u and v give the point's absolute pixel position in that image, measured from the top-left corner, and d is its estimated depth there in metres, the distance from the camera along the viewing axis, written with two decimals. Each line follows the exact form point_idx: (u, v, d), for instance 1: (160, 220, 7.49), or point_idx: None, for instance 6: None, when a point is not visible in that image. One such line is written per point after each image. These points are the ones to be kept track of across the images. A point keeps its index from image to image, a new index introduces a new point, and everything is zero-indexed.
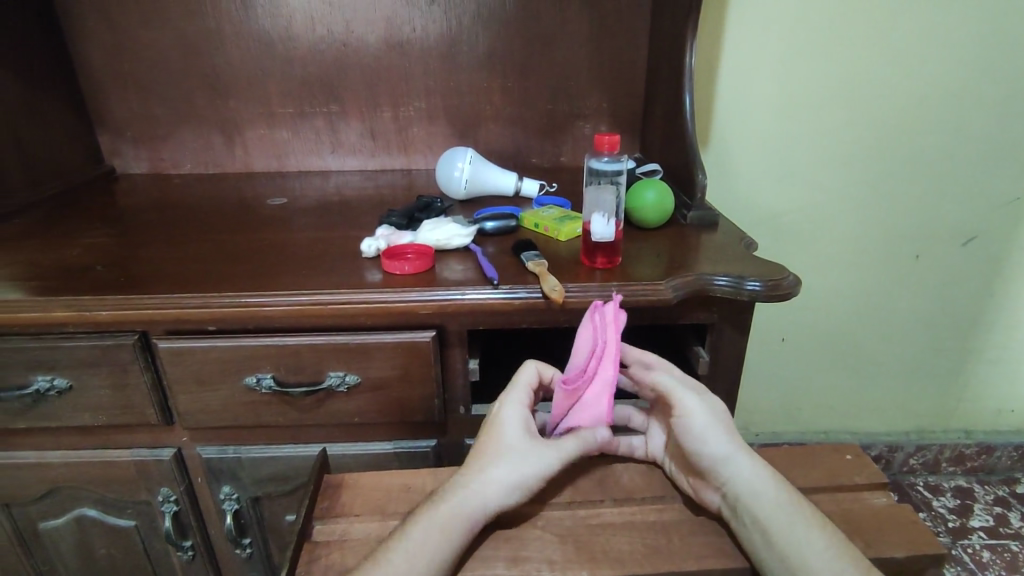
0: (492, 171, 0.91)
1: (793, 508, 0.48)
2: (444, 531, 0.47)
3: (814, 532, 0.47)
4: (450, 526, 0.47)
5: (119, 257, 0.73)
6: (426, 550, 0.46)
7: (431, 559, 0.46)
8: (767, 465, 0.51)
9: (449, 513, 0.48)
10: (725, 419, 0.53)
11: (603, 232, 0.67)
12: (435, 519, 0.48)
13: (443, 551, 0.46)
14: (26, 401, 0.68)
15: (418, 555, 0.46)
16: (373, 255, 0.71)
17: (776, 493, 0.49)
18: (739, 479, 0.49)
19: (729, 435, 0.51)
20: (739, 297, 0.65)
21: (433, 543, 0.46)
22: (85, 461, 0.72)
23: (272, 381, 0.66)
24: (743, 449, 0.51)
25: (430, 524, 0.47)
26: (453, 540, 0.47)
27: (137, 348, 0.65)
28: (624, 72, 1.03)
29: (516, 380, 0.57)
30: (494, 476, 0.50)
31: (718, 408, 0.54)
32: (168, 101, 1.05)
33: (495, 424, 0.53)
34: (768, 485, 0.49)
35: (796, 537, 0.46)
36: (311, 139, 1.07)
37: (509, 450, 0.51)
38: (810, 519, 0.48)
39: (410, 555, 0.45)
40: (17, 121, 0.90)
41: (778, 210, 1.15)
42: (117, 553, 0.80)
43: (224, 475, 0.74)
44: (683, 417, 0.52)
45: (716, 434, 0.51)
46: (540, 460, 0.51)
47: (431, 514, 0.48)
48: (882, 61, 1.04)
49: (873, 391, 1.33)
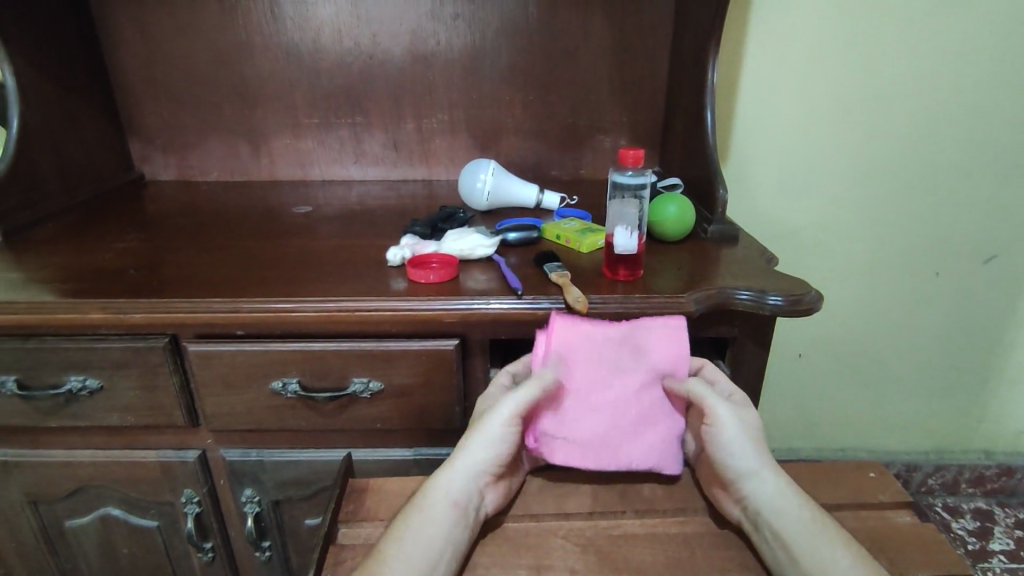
0: (514, 183, 0.92)
1: (821, 527, 0.48)
2: (425, 510, 0.49)
3: (839, 550, 0.46)
4: (432, 503, 0.49)
5: (151, 261, 0.75)
6: (411, 533, 0.48)
7: (417, 538, 0.47)
8: (790, 482, 0.51)
9: (427, 496, 0.50)
10: (754, 433, 0.53)
11: (626, 245, 0.68)
12: (415, 506, 0.50)
13: (430, 526, 0.48)
14: (58, 400, 0.69)
15: (404, 536, 0.47)
16: (398, 263, 0.72)
17: (803, 511, 0.49)
18: (766, 493, 0.50)
19: (756, 450, 0.52)
20: (761, 310, 0.66)
21: (417, 524, 0.48)
22: (112, 461, 0.74)
23: (297, 386, 0.68)
24: (771, 464, 0.51)
25: (412, 512, 0.49)
26: (438, 515, 0.49)
27: (167, 351, 0.67)
28: (645, 87, 1.04)
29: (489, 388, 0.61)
30: (462, 451, 0.53)
31: (751, 420, 0.54)
32: (197, 110, 1.07)
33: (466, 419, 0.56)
34: (795, 503, 0.49)
35: (823, 555, 0.46)
36: (336, 149, 1.09)
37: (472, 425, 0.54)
38: (840, 540, 0.47)
39: (397, 540, 0.47)
40: (54, 127, 0.93)
41: (797, 224, 1.15)
42: (139, 553, 0.81)
43: (247, 478, 0.75)
44: (712, 432, 0.53)
45: (744, 446, 0.52)
46: (498, 410, 0.53)
47: (413, 503, 0.50)
48: (900, 75, 1.05)
49: (892, 410, 1.32)
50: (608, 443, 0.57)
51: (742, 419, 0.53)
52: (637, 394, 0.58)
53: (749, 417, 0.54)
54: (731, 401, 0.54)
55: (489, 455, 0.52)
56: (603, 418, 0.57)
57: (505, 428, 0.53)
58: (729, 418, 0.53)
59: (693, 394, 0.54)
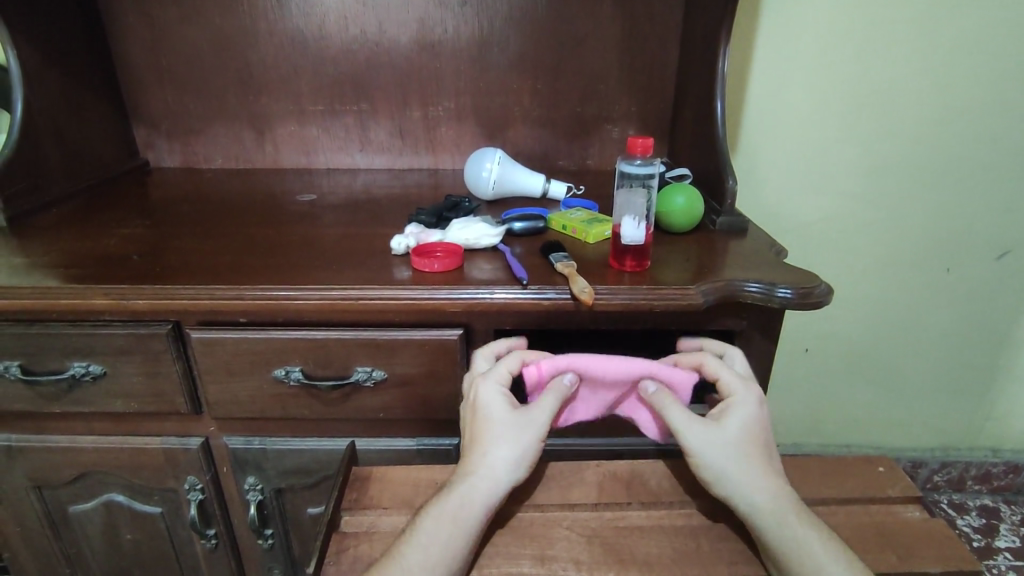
0: (520, 173, 0.91)
1: (814, 535, 0.47)
2: (455, 517, 0.48)
3: (831, 567, 0.45)
4: (462, 512, 0.48)
5: (154, 247, 0.75)
6: (440, 542, 0.46)
7: (446, 548, 0.46)
8: (780, 496, 0.48)
9: (457, 502, 0.48)
10: (735, 447, 0.50)
11: (633, 235, 0.67)
12: (441, 508, 0.48)
13: (461, 536, 0.47)
14: (62, 385, 0.69)
15: (433, 545, 0.46)
16: (402, 252, 0.72)
17: (793, 521, 0.47)
18: (758, 504, 0.48)
19: (738, 471, 0.49)
20: (770, 304, 0.65)
21: (446, 532, 0.47)
22: (115, 447, 0.74)
23: (300, 374, 0.67)
24: (763, 474, 0.49)
25: (440, 517, 0.48)
26: (467, 525, 0.48)
27: (170, 338, 0.67)
28: (654, 78, 1.03)
29: (497, 365, 0.57)
30: (492, 457, 0.50)
31: (728, 436, 0.50)
32: (202, 97, 1.07)
33: (479, 412, 0.53)
34: (785, 512, 0.47)
35: (816, 564, 0.45)
36: (341, 137, 1.08)
37: (503, 429, 0.52)
38: (832, 549, 0.46)
39: (425, 547, 0.46)
40: (58, 113, 0.93)
41: (806, 217, 1.14)
42: (142, 539, 0.81)
43: (250, 466, 0.75)
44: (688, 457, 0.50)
45: (723, 469, 0.49)
46: (533, 428, 0.52)
47: (438, 505, 0.48)
48: (918, 67, 1.03)
49: (899, 406, 1.31)
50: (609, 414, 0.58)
51: (717, 440, 0.50)
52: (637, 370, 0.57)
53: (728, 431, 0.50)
54: (701, 422, 0.50)
55: (522, 465, 0.51)
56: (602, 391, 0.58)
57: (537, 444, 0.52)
58: (701, 445, 0.49)
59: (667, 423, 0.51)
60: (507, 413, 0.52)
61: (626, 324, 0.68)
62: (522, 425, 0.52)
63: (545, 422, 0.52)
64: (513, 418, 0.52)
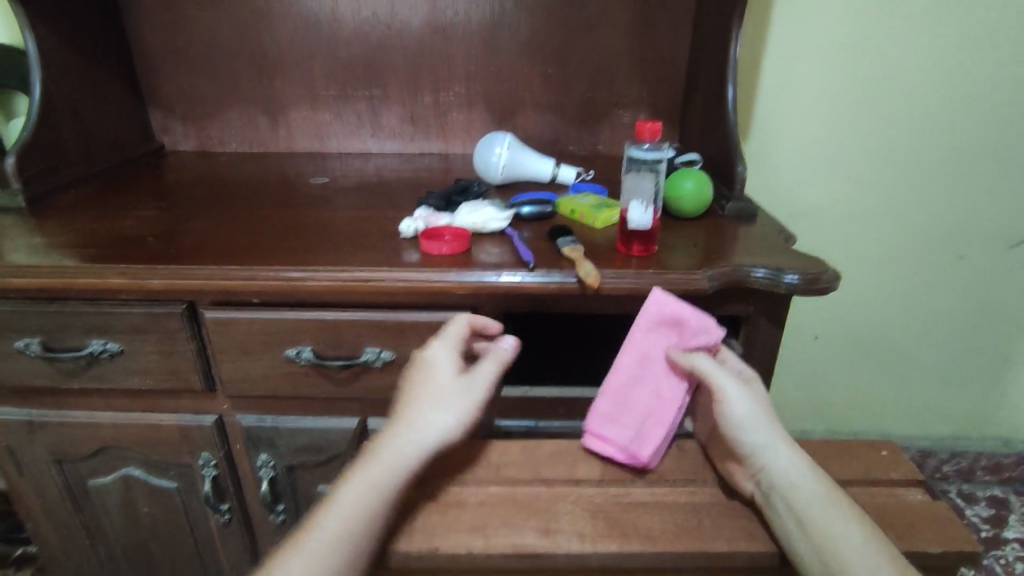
0: (529, 157, 0.91)
1: (835, 496, 0.46)
2: (379, 477, 0.46)
3: (850, 525, 0.44)
4: (387, 472, 0.47)
5: (169, 228, 0.77)
6: (362, 504, 0.45)
7: (365, 507, 0.45)
8: (806, 457, 0.49)
9: (383, 461, 0.47)
10: (767, 409, 0.51)
11: (640, 220, 0.68)
12: (366, 469, 0.47)
13: (382, 496, 0.46)
14: (81, 362, 0.71)
15: (352, 508, 0.45)
16: (411, 235, 0.73)
17: (816, 480, 0.47)
18: (774, 467, 0.48)
19: (770, 425, 0.50)
20: (776, 289, 0.65)
21: (370, 492, 0.46)
22: (132, 423, 0.76)
23: (310, 354, 0.68)
24: (780, 439, 0.49)
25: (364, 477, 0.46)
26: (390, 486, 0.46)
27: (184, 318, 0.68)
28: (666, 62, 1.02)
29: (444, 333, 0.57)
30: (425, 417, 0.50)
31: (746, 399, 0.51)
32: (215, 80, 1.08)
33: (420, 376, 0.53)
34: (810, 470, 0.47)
35: (840, 523, 0.44)
36: (352, 121, 1.09)
37: (441, 392, 0.51)
38: (853, 512, 0.45)
39: (345, 510, 0.45)
40: (75, 96, 0.94)
41: (818, 204, 1.13)
42: (159, 513, 0.83)
43: (262, 443, 0.76)
44: (724, 404, 0.51)
45: (760, 421, 0.50)
46: (471, 391, 0.52)
47: (363, 466, 0.47)
48: (936, 50, 1.01)
49: (909, 394, 1.30)
50: (670, 390, 0.57)
51: (753, 396, 0.52)
52: (639, 351, 0.59)
53: (759, 396, 0.53)
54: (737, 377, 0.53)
55: (455, 428, 0.50)
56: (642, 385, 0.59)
57: (472, 408, 0.51)
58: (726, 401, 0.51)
59: (698, 372, 0.54)
60: (447, 377, 0.52)
61: (635, 309, 0.68)
62: (458, 387, 0.52)
63: (483, 386, 0.52)
64: (450, 381, 0.52)
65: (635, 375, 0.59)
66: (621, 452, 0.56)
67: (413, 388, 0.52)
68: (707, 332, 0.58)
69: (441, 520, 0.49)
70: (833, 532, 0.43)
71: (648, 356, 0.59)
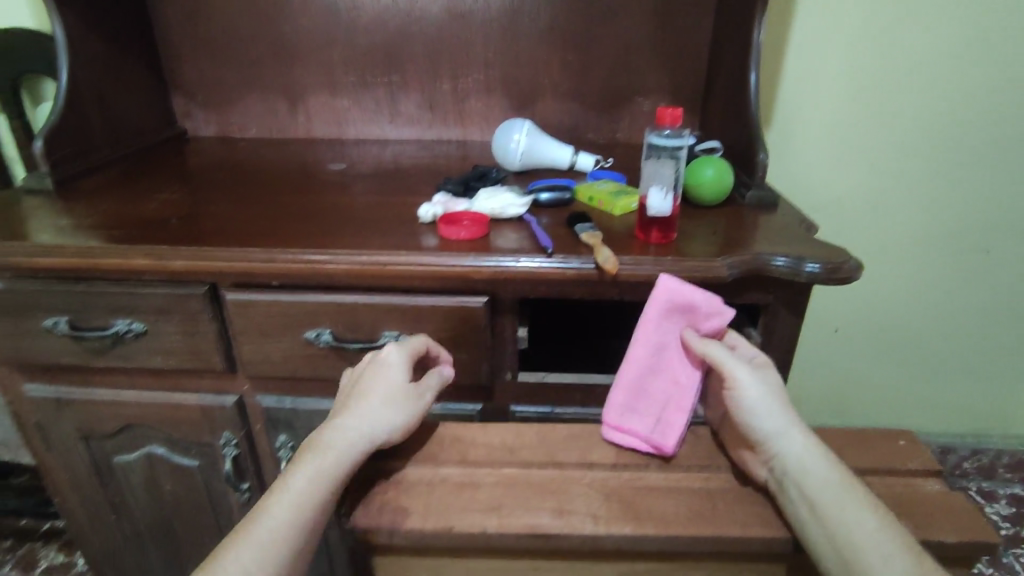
0: (548, 144, 0.91)
1: (850, 483, 0.45)
2: (326, 468, 0.46)
3: (865, 511, 0.43)
4: (334, 464, 0.47)
5: (191, 212, 0.78)
6: (308, 495, 0.45)
7: (312, 498, 0.45)
8: (820, 444, 0.48)
9: (331, 453, 0.47)
10: (782, 395, 0.51)
11: (659, 207, 0.67)
12: (313, 460, 0.47)
13: (328, 488, 0.46)
14: (106, 341, 0.73)
15: (298, 503, 0.45)
16: (429, 220, 0.73)
17: (830, 467, 0.46)
18: (787, 454, 0.47)
19: (783, 410, 0.49)
20: (796, 278, 0.65)
21: (315, 483, 0.46)
22: (155, 402, 0.77)
23: (330, 337, 0.69)
24: (794, 426, 0.48)
25: (312, 466, 0.46)
26: (335, 478, 0.47)
27: (206, 300, 0.69)
28: (687, 49, 1.01)
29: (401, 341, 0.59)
30: (375, 415, 0.51)
31: (763, 385, 0.51)
32: (237, 66, 1.08)
33: (370, 376, 0.54)
34: (824, 456, 0.47)
35: (855, 509, 0.43)
36: (371, 108, 1.09)
37: (392, 392, 0.53)
38: (868, 498, 0.44)
39: (290, 505, 0.45)
40: (101, 81, 0.95)
41: (841, 194, 1.11)
42: (181, 491, 0.85)
43: (281, 424, 0.78)
44: (737, 389, 0.51)
45: (773, 406, 0.50)
46: (418, 398, 0.54)
47: (310, 456, 0.47)
48: (966, 37, 0.99)
49: (930, 389, 1.28)
50: (687, 374, 0.59)
51: (768, 382, 0.52)
52: (653, 344, 0.61)
53: (774, 382, 0.53)
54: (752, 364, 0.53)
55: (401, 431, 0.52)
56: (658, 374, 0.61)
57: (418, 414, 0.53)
58: (742, 386, 0.51)
59: (713, 359, 0.54)
60: (400, 378, 0.54)
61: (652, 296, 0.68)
62: (407, 391, 0.54)
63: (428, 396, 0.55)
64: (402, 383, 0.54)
65: (652, 366, 0.61)
66: (645, 442, 0.56)
67: (361, 386, 0.53)
68: (716, 314, 0.59)
69: (454, 498, 0.48)
70: (847, 518, 0.43)
71: (662, 345, 0.61)
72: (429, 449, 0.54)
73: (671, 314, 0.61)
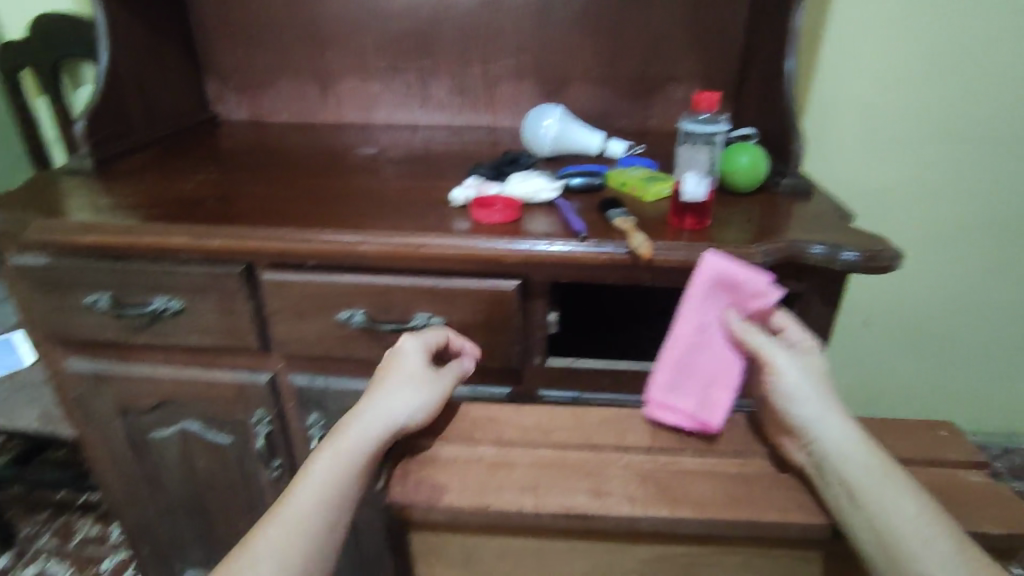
0: (579, 130, 0.91)
1: (892, 468, 0.45)
2: (347, 454, 0.47)
3: (907, 497, 0.43)
4: (356, 448, 0.48)
5: (227, 192, 0.79)
6: (332, 479, 0.46)
7: (337, 482, 0.46)
8: (861, 430, 0.47)
9: (351, 439, 0.48)
10: (822, 382, 0.51)
11: (694, 193, 0.66)
12: (334, 447, 0.47)
13: (352, 472, 0.47)
14: (146, 318, 0.74)
15: (324, 487, 0.45)
16: (461, 203, 0.73)
17: (871, 452, 0.46)
18: (826, 439, 0.47)
19: (823, 396, 0.49)
20: (833, 266, 0.64)
21: (339, 468, 0.46)
22: (191, 378, 0.79)
23: (363, 317, 0.70)
24: (833, 412, 0.48)
25: (332, 453, 0.47)
26: (358, 462, 0.47)
27: (242, 280, 0.71)
28: (722, 35, 0.99)
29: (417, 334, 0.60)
30: (393, 401, 0.51)
31: (800, 375, 0.51)
32: (271, 51, 1.09)
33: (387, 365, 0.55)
34: (865, 442, 0.46)
35: (897, 494, 0.43)
36: (402, 93, 1.09)
37: (407, 378, 0.53)
38: (910, 483, 0.44)
39: (315, 490, 0.45)
40: (138, 63, 0.97)
41: (876, 185, 1.09)
42: (214, 466, 0.87)
43: (313, 403, 0.79)
44: (776, 375, 0.51)
45: (812, 392, 0.49)
46: (435, 383, 0.54)
47: (331, 443, 0.48)
48: (1010, 24, 0.97)
49: (960, 386, 1.26)
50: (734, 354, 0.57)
51: (808, 368, 0.51)
52: (695, 322, 0.59)
53: (814, 368, 0.52)
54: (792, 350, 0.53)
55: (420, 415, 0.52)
56: (704, 353, 0.59)
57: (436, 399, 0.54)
58: (781, 377, 0.51)
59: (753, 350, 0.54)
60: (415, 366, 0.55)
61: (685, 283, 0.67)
62: (423, 378, 0.54)
63: (445, 382, 0.55)
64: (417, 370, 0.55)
65: (697, 346, 0.59)
66: (689, 421, 0.57)
67: (378, 376, 0.54)
68: (762, 293, 0.57)
69: (492, 478, 0.49)
70: (887, 505, 0.42)
71: (708, 323, 0.59)
72: (465, 428, 0.55)
73: (713, 291, 0.59)
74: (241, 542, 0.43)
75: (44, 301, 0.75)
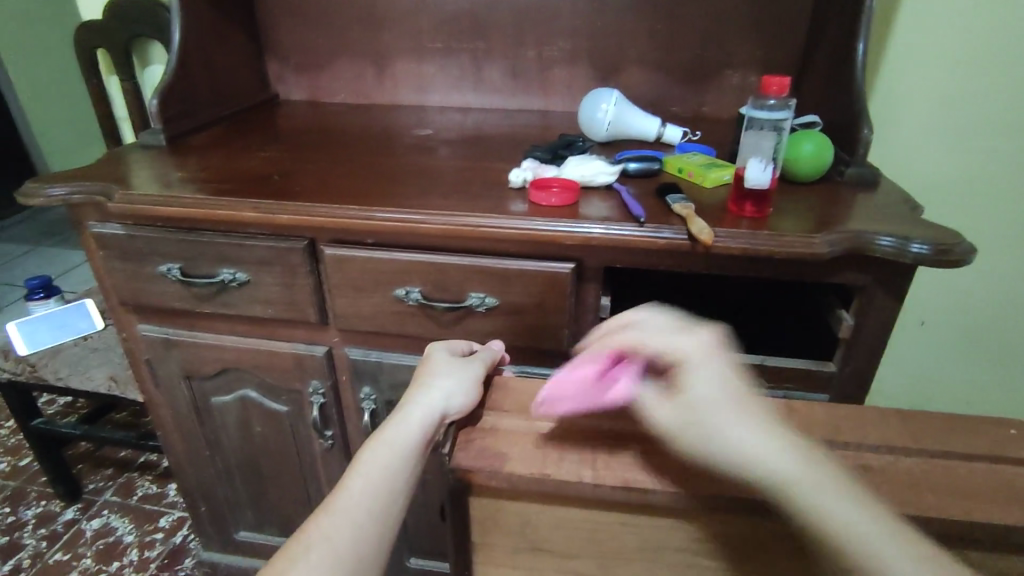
0: (636, 115, 0.90)
1: (822, 494, 0.36)
2: (393, 442, 0.48)
3: (851, 529, 0.34)
4: (401, 436, 0.49)
5: (290, 170, 0.81)
6: (382, 464, 0.47)
7: (388, 467, 0.47)
8: (774, 455, 0.37)
9: (394, 429, 0.49)
10: (711, 414, 0.40)
11: (758, 179, 0.65)
12: (379, 439, 0.49)
13: (401, 457, 0.47)
14: (213, 288, 0.78)
15: (376, 472, 0.46)
16: (519, 184, 0.74)
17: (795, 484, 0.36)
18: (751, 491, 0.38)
19: (720, 439, 0.39)
20: (901, 259, 0.62)
21: (389, 455, 0.47)
22: (252, 347, 0.83)
23: (419, 295, 0.72)
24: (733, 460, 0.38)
25: (378, 444, 0.48)
26: (406, 448, 0.48)
27: (305, 254, 0.73)
28: (785, 18, 0.96)
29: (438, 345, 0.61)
30: (431, 391, 0.53)
31: (697, 402, 0.41)
32: (329, 31, 1.11)
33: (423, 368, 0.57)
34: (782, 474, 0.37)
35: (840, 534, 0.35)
36: (456, 75, 1.10)
37: (443, 369, 0.55)
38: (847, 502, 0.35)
39: (368, 475, 0.46)
40: (205, 43, 1.00)
41: (945, 179, 1.03)
42: (271, 433, 0.91)
43: (366, 377, 0.81)
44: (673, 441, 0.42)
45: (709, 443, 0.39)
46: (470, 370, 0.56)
47: (376, 436, 0.49)
48: None
49: None
50: None
51: (687, 408, 0.41)
52: None
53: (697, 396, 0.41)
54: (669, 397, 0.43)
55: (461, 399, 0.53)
56: None
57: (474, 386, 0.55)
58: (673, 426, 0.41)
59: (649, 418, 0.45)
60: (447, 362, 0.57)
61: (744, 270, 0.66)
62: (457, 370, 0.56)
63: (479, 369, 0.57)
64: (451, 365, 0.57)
65: None
66: None
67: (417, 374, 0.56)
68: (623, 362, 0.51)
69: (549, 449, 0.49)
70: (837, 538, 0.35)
71: None
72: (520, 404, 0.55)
73: None
74: (298, 529, 0.44)
75: (120, 268, 0.79)
